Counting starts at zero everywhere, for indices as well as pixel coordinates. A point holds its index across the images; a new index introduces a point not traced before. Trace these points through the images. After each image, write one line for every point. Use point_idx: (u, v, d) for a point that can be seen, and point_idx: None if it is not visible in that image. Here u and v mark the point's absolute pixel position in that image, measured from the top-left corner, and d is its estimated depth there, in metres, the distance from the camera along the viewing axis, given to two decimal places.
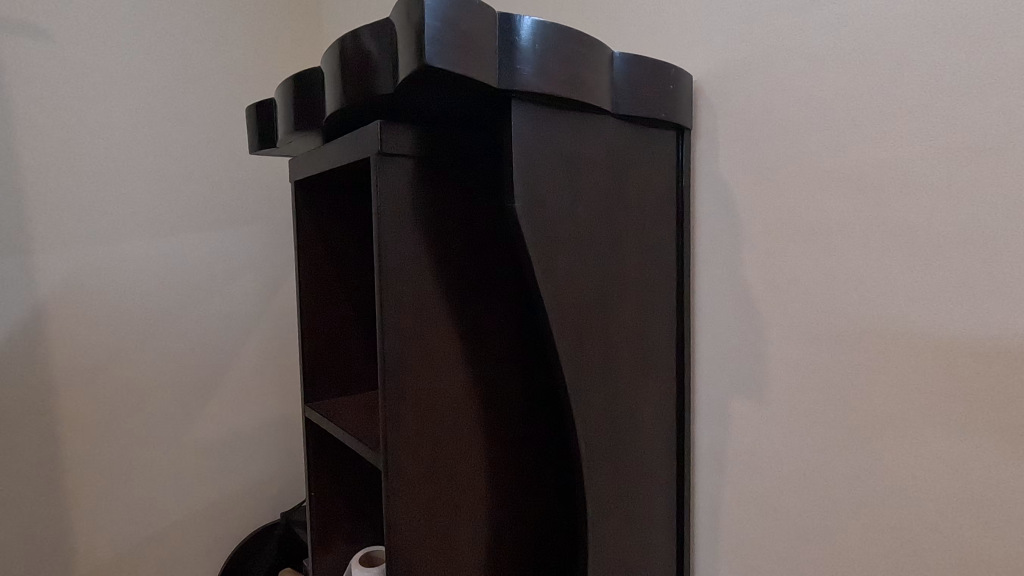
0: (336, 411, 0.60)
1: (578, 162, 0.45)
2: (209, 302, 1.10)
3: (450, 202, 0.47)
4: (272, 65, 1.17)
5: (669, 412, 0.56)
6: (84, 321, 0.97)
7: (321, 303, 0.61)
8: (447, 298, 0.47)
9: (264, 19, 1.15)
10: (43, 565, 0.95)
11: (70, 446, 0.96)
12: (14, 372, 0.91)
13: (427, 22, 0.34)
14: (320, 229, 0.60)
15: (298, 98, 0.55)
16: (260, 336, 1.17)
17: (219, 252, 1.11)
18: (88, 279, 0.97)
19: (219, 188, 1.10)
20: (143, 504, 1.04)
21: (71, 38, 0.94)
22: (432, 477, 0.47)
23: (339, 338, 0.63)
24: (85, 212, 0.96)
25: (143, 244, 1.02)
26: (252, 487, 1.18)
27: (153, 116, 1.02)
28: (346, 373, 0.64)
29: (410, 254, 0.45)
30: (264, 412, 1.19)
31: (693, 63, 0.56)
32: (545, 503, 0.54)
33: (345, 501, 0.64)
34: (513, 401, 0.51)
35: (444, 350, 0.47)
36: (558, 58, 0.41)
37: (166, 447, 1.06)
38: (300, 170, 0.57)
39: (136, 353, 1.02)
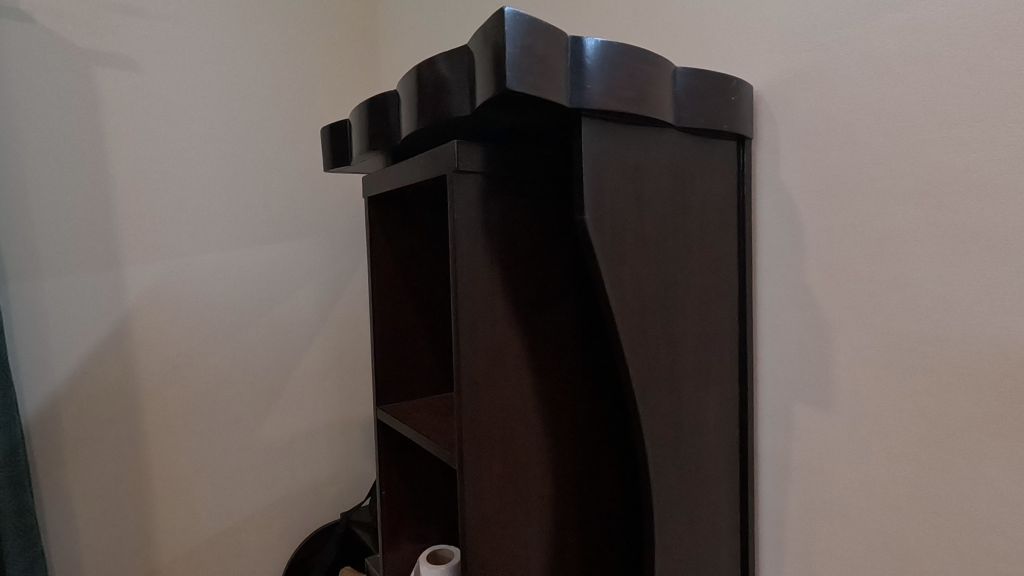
0: (405, 414, 0.63)
1: (643, 174, 0.47)
2: (275, 310, 1.16)
3: (519, 215, 0.50)
4: (333, 84, 1.22)
5: (732, 417, 0.56)
6: (165, 328, 1.04)
7: (392, 310, 0.65)
8: (516, 307, 0.50)
9: (327, 40, 1.21)
10: (128, 555, 1.02)
11: (152, 445, 1.04)
12: (105, 377, 0.99)
13: (508, 49, 0.37)
14: (390, 241, 0.64)
15: (374, 119, 0.59)
16: (321, 342, 1.22)
17: (285, 263, 1.17)
18: (169, 289, 1.04)
19: (285, 203, 1.16)
20: (215, 503, 1.11)
21: (156, 68, 1.02)
22: (504, 478, 0.49)
23: (407, 344, 0.66)
24: (166, 228, 1.03)
25: (217, 257, 1.09)
26: (314, 488, 1.24)
27: (226, 137, 1.09)
28: (413, 378, 0.67)
29: (482, 264, 0.48)
30: (325, 416, 1.24)
31: (754, 74, 0.57)
32: (609, 505, 0.55)
33: (412, 500, 0.67)
34: (577, 404, 0.53)
35: (513, 356, 0.50)
36: (624, 76, 0.43)
37: (236, 448, 1.13)
38: (375, 186, 0.61)
39: (210, 358, 1.09)
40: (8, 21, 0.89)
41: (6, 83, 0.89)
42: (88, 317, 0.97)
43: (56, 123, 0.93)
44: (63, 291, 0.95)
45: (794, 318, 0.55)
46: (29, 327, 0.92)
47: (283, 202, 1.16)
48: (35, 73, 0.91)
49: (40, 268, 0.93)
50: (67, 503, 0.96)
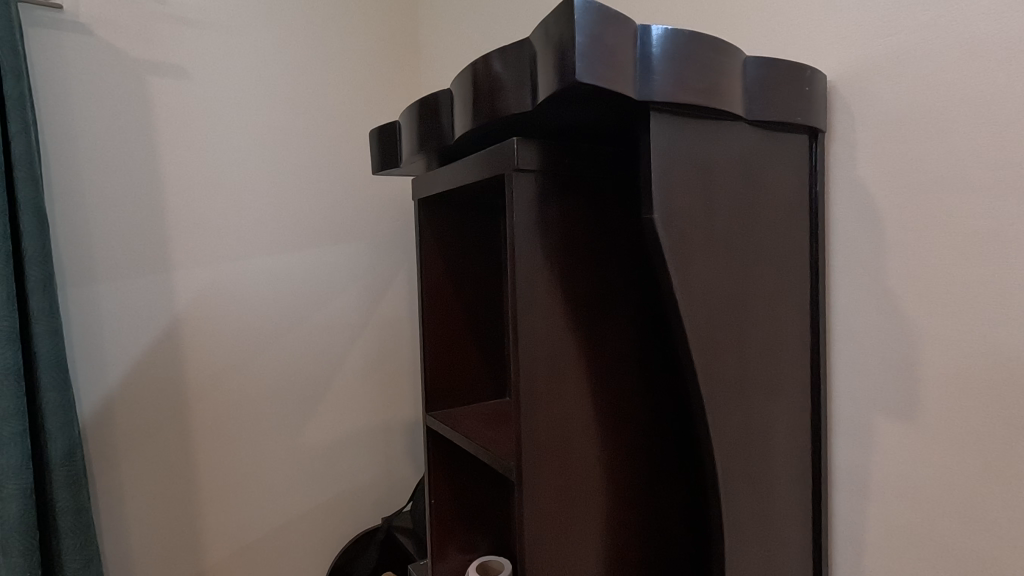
0: (456, 421, 0.61)
1: (712, 170, 0.44)
2: (318, 315, 1.17)
3: (578, 215, 0.47)
4: (375, 89, 1.23)
5: (804, 430, 0.53)
6: (213, 331, 1.06)
7: (441, 314, 0.63)
8: (575, 311, 0.47)
9: (369, 45, 1.22)
10: (177, 555, 1.04)
11: (200, 446, 1.05)
12: (156, 380, 1.01)
13: (576, 39, 0.35)
14: (439, 243, 0.62)
15: (425, 119, 0.58)
16: (364, 346, 1.23)
17: (328, 267, 1.17)
18: (218, 293, 1.06)
19: (328, 208, 1.17)
20: (259, 505, 1.12)
21: (206, 76, 1.04)
22: (563, 492, 0.47)
23: (456, 349, 0.65)
24: (215, 234, 1.05)
25: (263, 261, 1.10)
26: (355, 491, 1.24)
27: (272, 142, 1.10)
28: (463, 383, 0.65)
29: (540, 266, 0.46)
30: (366, 419, 1.24)
31: (828, 62, 0.53)
32: (671, 520, 0.53)
33: (461, 509, 0.65)
34: (638, 413, 0.50)
35: (572, 364, 0.47)
36: (696, 66, 0.40)
37: (281, 450, 1.14)
38: (425, 188, 0.60)
39: (255, 361, 1.10)
40: (68, 35, 0.92)
41: (66, 93, 0.92)
42: (141, 320, 0.99)
43: (113, 132, 0.96)
44: (119, 295, 0.97)
45: (873, 323, 0.51)
46: (85, 331, 0.94)
47: (326, 207, 1.17)
48: (94, 83, 0.94)
49: (97, 272, 0.95)
50: (119, 503, 0.98)
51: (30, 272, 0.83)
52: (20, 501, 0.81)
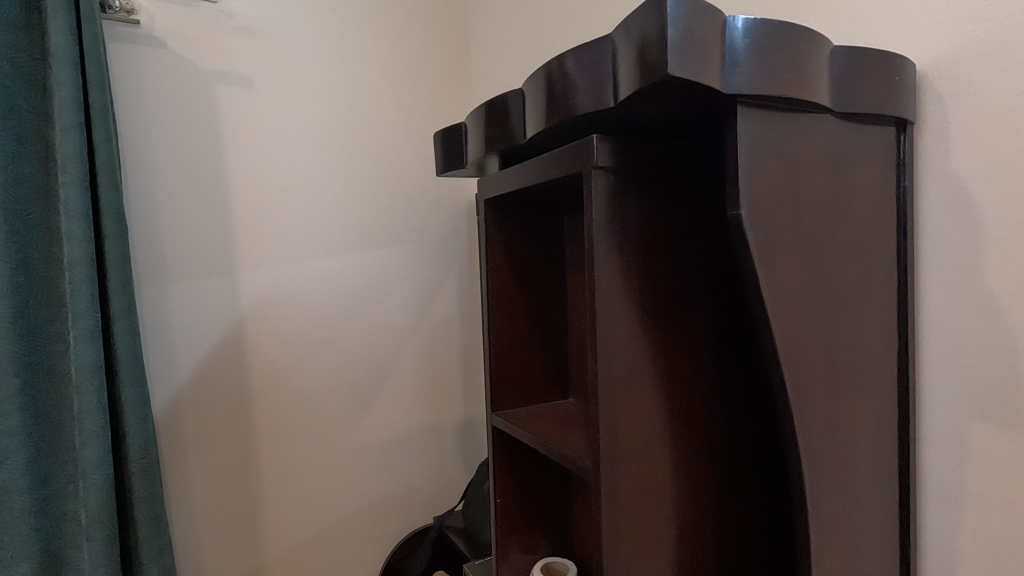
0: (522, 421, 0.61)
1: (799, 165, 0.43)
2: (372, 315, 1.19)
3: (656, 212, 0.47)
4: (428, 93, 1.24)
5: (892, 435, 0.50)
6: (274, 331, 1.09)
7: (507, 314, 0.64)
8: (652, 310, 0.47)
9: (422, 50, 1.24)
10: (239, 547, 1.07)
11: (262, 441, 1.09)
12: (221, 378, 1.05)
13: (669, 32, 0.35)
14: (505, 243, 0.63)
15: (493, 120, 0.58)
16: (416, 346, 1.24)
17: (383, 269, 1.20)
18: (280, 295, 1.09)
19: (384, 212, 1.19)
20: (316, 502, 1.14)
21: (270, 84, 1.08)
22: (641, 494, 0.46)
23: (521, 348, 0.65)
24: (277, 237, 1.09)
25: (321, 262, 1.13)
26: (408, 490, 1.25)
27: (330, 148, 1.13)
28: (528, 383, 0.65)
29: (619, 264, 0.45)
30: (418, 418, 1.26)
31: (916, 51, 0.51)
32: (746, 524, 0.51)
33: (526, 509, 0.65)
34: (715, 414, 0.49)
35: (649, 363, 0.47)
36: (786, 57, 0.39)
37: (338, 447, 1.16)
38: (494, 188, 0.60)
39: (313, 360, 1.13)
40: (145, 48, 0.97)
41: (142, 103, 0.97)
42: (209, 320, 1.03)
43: (185, 140, 1.00)
44: (190, 296, 1.02)
45: (967, 324, 0.49)
46: (158, 329, 0.99)
47: (380, 210, 1.19)
48: (168, 93, 0.99)
49: (171, 273, 1.00)
50: (188, 495, 1.02)
51: (112, 272, 0.87)
52: (102, 490, 0.85)
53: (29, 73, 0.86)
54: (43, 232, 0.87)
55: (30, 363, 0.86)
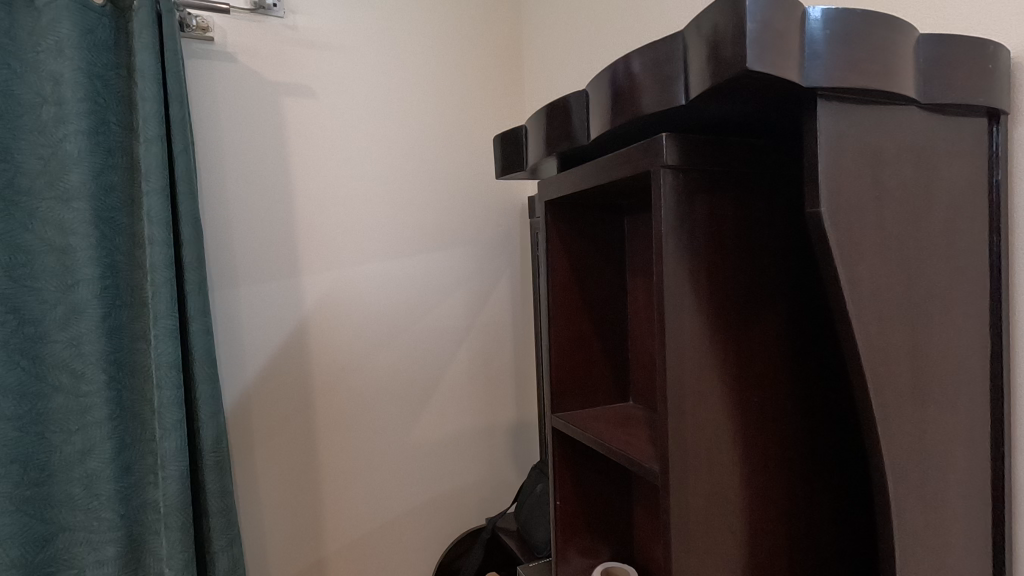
0: (582, 423, 0.61)
1: (882, 159, 0.41)
2: (427, 318, 1.21)
3: (726, 211, 0.45)
4: (481, 98, 1.26)
5: (984, 447, 0.47)
6: (335, 332, 1.13)
7: (567, 315, 0.63)
8: (722, 311, 0.45)
9: (475, 56, 1.25)
10: (301, 540, 1.11)
11: (323, 438, 1.12)
12: (285, 377, 1.09)
13: (746, 26, 0.34)
14: (565, 245, 0.63)
15: (554, 122, 0.59)
16: (469, 348, 1.26)
17: (437, 272, 1.22)
18: (340, 297, 1.13)
19: (438, 216, 1.22)
20: (373, 499, 1.17)
21: (331, 94, 1.12)
22: (710, 501, 0.45)
23: (581, 350, 0.64)
24: (337, 241, 1.13)
25: (378, 265, 1.16)
26: (461, 490, 1.27)
27: (388, 154, 1.16)
28: (587, 385, 0.65)
29: (688, 264, 0.44)
30: (471, 420, 1.27)
31: (1010, 37, 0.47)
32: (820, 535, 0.49)
33: (585, 512, 0.65)
34: (788, 419, 0.48)
35: (718, 366, 0.45)
36: (872, 47, 0.37)
37: (394, 446, 1.19)
38: (554, 190, 0.60)
39: (371, 360, 1.16)
40: (219, 63, 1.02)
41: (215, 115, 1.02)
42: (274, 321, 1.08)
43: (254, 149, 1.06)
44: (258, 297, 1.06)
45: None
46: (229, 329, 1.04)
47: (435, 214, 1.21)
48: (239, 106, 1.04)
49: (241, 276, 1.05)
50: (254, 489, 1.07)
51: (189, 275, 0.92)
52: (180, 480, 0.90)
53: (117, 90, 0.92)
54: (128, 238, 0.94)
55: (117, 361, 0.92)
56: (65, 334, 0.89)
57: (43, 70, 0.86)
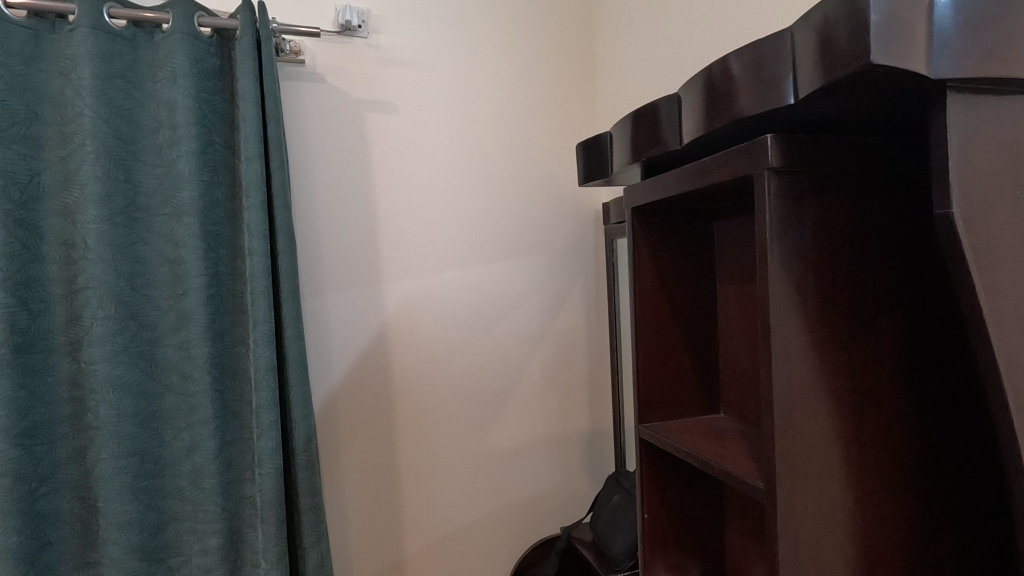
0: (672, 435, 0.59)
1: (1021, 154, 0.37)
2: (502, 324, 1.22)
3: (837, 214, 0.43)
4: (554, 105, 1.26)
5: None
6: (414, 338, 1.16)
7: (655, 322, 0.62)
8: (833, 319, 0.43)
9: (548, 64, 1.26)
10: (383, 540, 1.14)
11: (403, 441, 1.16)
12: (368, 381, 1.13)
13: (870, 18, 0.32)
14: (652, 251, 0.62)
15: (641, 127, 0.58)
16: (543, 356, 1.26)
17: (511, 280, 1.23)
18: (420, 304, 1.16)
19: (512, 224, 1.23)
20: (449, 503, 1.19)
21: (410, 107, 1.15)
22: (821, 523, 0.42)
23: (669, 359, 0.63)
24: (417, 250, 1.16)
25: (456, 273, 1.19)
26: (536, 498, 1.27)
27: (464, 165, 1.19)
28: (676, 395, 0.63)
29: (796, 270, 0.42)
30: (545, 427, 1.27)
31: None
32: (946, 565, 0.45)
33: (674, 526, 0.63)
34: (907, 437, 0.44)
35: (829, 378, 0.43)
36: (1015, 31, 0.34)
37: (470, 452, 1.20)
38: (642, 196, 0.59)
39: (448, 366, 1.19)
40: (309, 83, 1.09)
41: (305, 132, 1.09)
42: (358, 328, 1.13)
43: (340, 163, 1.11)
44: (344, 304, 1.12)
45: None
46: (317, 336, 1.10)
47: (510, 224, 1.23)
48: (327, 122, 1.10)
49: (328, 284, 1.10)
50: (340, 488, 1.11)
51: (284, 284, 0.98)
52: (275, 478, 0.96)
53: (222, 113, 1.00)
54: (230, 250, 1.01)
55: (220, 364, 0.99)
56: (176, 338, 0.97)
57: (160, 98, 0.95)
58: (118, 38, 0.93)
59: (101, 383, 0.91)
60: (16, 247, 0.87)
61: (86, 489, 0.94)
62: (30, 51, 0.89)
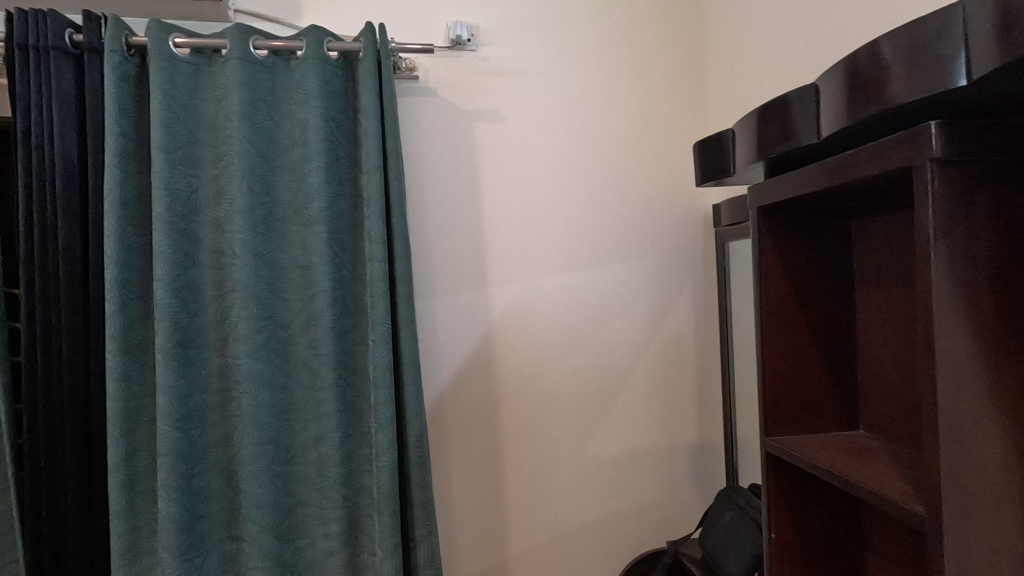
0: (805, 450, 0.55)
1: None
2: (607, 330, 1.21)
3: (1014, 208, 0.38)
4: (660, 105, 1.23)
5: None
6: (519, 342, 1.18)
7: (783, 329, 0.58)
8: (1011, 327, 0.38)
9: (654, 63, 1.23)
10: (487, 540, 1.17)
11: (508, 444, 1.18)
12: (475, 383, 1.16)
13: None
14: (779, 253, 0.58)
15: (768, 123, 0.55)
16: (649, 362, 1.23)
17: (616, 284, 1.21)
18: (525, 309, 1.18)
19: (617, 229, 1.21)
20: (553, 507, 1.19)
21: (516, 115, 1.18)
22: (998, 560, 0.37)
23: (799, 368, 0.59)
24: (522, 256, 1.18)
25: (560, 278, 1.19)
26: (641, 509, 1.23)
27: (569, 170, 1.19)
28: (807, 408, 0.59)
29: (965, 271, 0.38)
30: (650, 436, 1.23)
31: None
32: None
33: (805, 549, 0.58)
34: None
35: (1006, 392, 0.38)
36: None
37: (573, 457, 1.20)
38: (770, 195, 0.56)
39: (552, 371, 1.19)
40: (422, 98, 1.15)
41: (418, 144, 1.15)
42: (465, 331, 1.16)
43: (450, 172, 1.16)
44: (453, 308, 1.16)
45: None
46: (428, 338, 1.15)
47: (615, 227, 1.21)
48: (438, 134, 1.15)
49: (438, 288, 1.15)
50: (448, 486, 1.15)
51: (400, 287, 1.04)
52: (391, 471, 1.01)
53: (346, 129, 1.08)
54: (352, 256, 1.09)
55: (343, 362, 1.07)
56: (306, 337, 1.06)
57: (295, 118, 1.05)
58: (261, 66, 1.03)
59: (244, 376, 1.01)
60: (179, 255, 1.00)
61: (231, 470, 1.05)
62: (192, 83, 1.02)
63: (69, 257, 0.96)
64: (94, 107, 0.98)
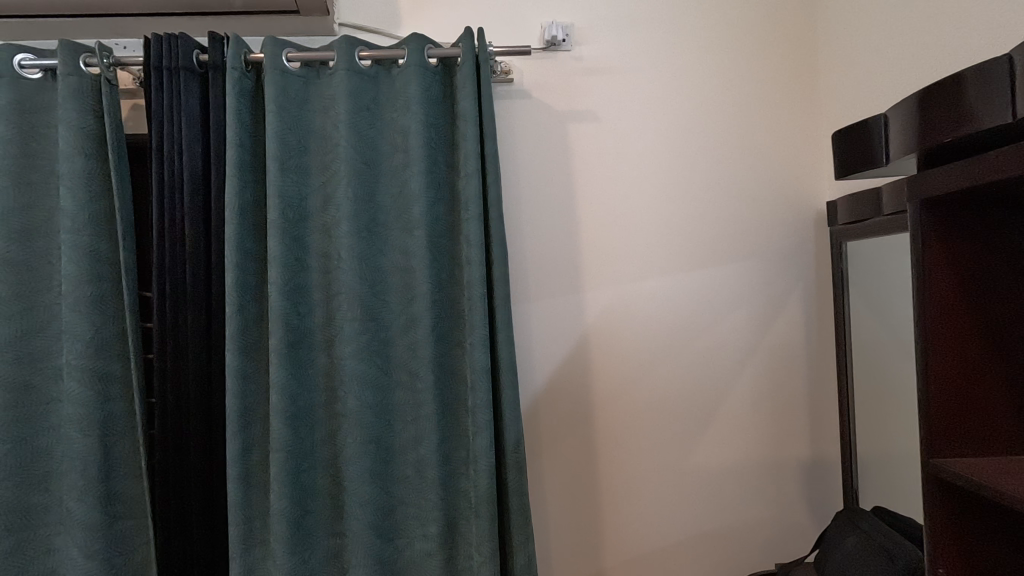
0: (984, 474, 0.48)
1: None
2: (707, 336, 1.15)
3: None
4: (766, 97, 1.16)
5: None
6: (617, 347, 1.14)
7: (948, 337, 0.52)
8: None
9: (760, 53, 1.16)
10: (584, 550, 1.14)
11: (603, 452, 1.14)
12: (570, 388, 1.14)
13: None
14: (944, 252, 0.52)
15: (931, 106, 0.49)
16: (755, 369, 1.15)
17: (718, 287, 1.15)
18: (621, 313, 1.14)
19: (720, 229, 1.15)
20: (652, 517, 1.15)
21: (613, 113, 1.15)
22: None
23: (971, 381, 0.52)
24: (618, 258, 1.14)
25: (659, 281, 1.15)
26: (747, 526, 1.16)
27: (668, 168, 1.15)
28: (981, 427, 0.52)
29: None
30: (756, 449, 1.15)
31: None
32: None
33: None
34: None
35: None
36: None
37: (673, 469, 1.15)
38: (934, 186, 0.50)
39: (650, 377, 1.14)
40: (517, 100, 1.14)
41: (513, 146, 1.14)
42: (559, 335, 1.14)
43: (545, 173, 1.14)
44: (548, 312, 1.14)
45: None
46: (522, 342, 1.14)
47: (718, 227, 1.15)
48: (532, 136, 1.14)
49: (533, 291, 1.14)
50: (543, 493, 1.14)
51: (498, 290, 1.03)
52: (489, 475, 1.01)
53: (445, 134, 1.09)
54: (450, 259, 1.09)
55: (441, 364, 1.08)
56: (405, 339, 1.08)
57: (397, 125, 1.07)
58: (365, 77, 1.07)
59: (349, 376, 1.04)
60: (291, 260, 1.05)
61: (336, 467, 1.08)
62: (303, 96, 1.07)
63: (195, 262, 1.03)
64: (217, 122, 1.05)
